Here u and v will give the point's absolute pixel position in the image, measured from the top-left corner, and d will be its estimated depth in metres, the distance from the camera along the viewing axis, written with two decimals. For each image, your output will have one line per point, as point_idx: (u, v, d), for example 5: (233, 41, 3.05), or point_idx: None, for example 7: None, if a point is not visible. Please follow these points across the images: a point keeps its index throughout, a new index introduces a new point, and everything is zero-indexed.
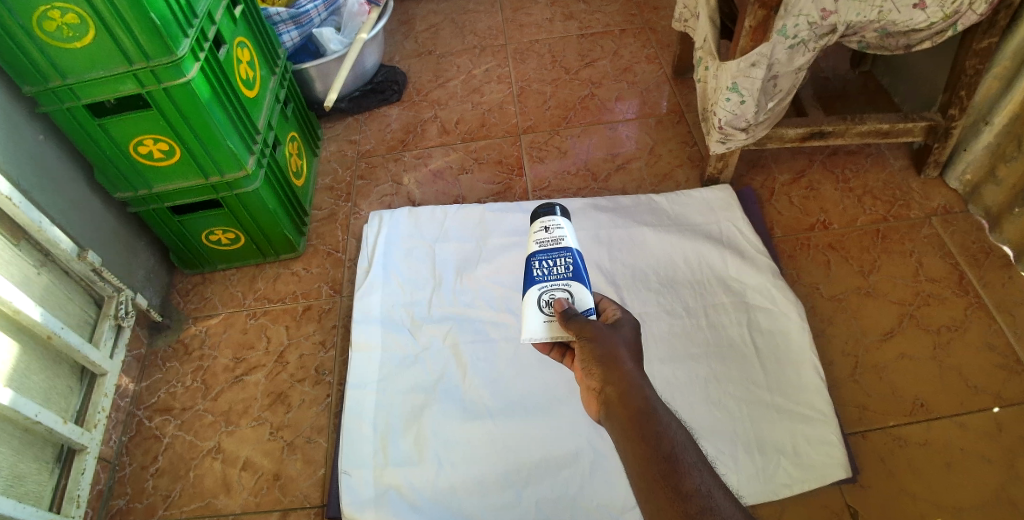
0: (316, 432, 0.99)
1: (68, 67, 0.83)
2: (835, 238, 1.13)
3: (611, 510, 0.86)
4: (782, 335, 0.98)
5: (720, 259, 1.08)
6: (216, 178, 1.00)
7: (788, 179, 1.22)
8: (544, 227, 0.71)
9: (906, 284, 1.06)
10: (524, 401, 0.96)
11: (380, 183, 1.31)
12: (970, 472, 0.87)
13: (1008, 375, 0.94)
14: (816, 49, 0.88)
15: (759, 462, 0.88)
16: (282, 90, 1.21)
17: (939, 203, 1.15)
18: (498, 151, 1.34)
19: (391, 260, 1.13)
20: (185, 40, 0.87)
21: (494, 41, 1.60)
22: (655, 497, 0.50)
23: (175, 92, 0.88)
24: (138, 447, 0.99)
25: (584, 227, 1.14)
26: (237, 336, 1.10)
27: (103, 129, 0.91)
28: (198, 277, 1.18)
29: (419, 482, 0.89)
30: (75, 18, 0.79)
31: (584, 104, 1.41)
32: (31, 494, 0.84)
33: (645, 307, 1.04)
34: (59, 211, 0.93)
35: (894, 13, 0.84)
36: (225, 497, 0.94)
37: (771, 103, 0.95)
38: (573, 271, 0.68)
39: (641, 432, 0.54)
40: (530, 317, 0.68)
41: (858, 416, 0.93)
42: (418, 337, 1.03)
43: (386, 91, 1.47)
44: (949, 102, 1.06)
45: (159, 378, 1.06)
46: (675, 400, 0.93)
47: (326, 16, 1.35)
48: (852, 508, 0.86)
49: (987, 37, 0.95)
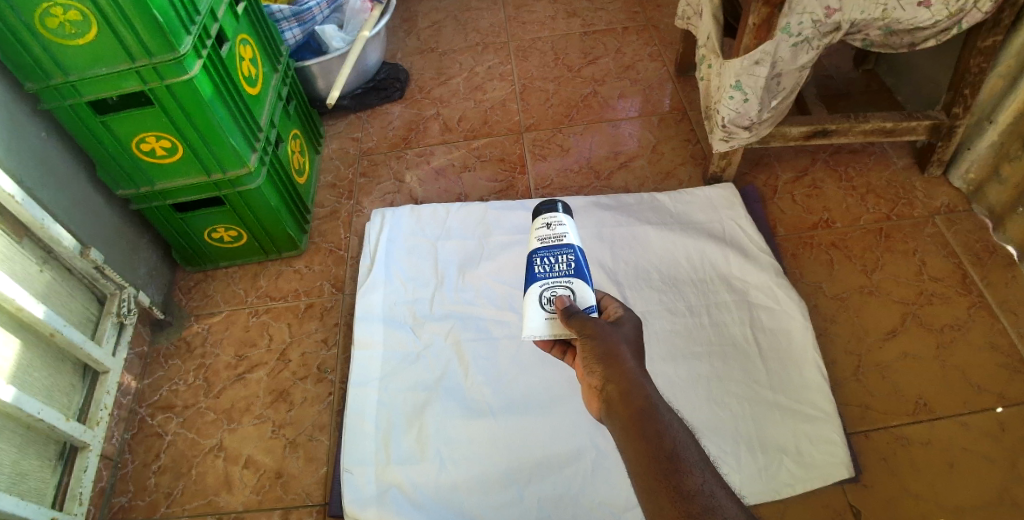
0: (317, 430, 0.99)
1: (71, 63, 0.83)
2: (838, 236, 1.13)
3: (612, 509, 0.86)
4: (784, 333, 0.98)
5: (722, 258, 1.07)
6: (218, 176, 1.00)
7: (791, 177, 1.22)
8: (546, 223, 0.71)
9: (909, 283, 1.05)
10: (525, 400, 0.96)
11: (382, 181, 1.31)
12: (971, 472, 0.87)
13: (1011, 375, 0.94)
14: (819, 47, 0.87)
15: (761, 461, 0.88)
16: (284, 88, 1.20)
17: (942, 202, 1.14)
18: (500, 149, 1.34)
19: (393, 258, 1.13)
20: (187, 37, 0.87)
21: (496, 38, 1.60)
22: (656, 497, 0.50)
23: (177, 89, 0.88)
24: (140, 444, 0.99)
25: (586, 225, 1.14)
26: (239, 334, 1.10)
27: (105, 126, 0.91)
28: (200, 274, 1.18)
29: (421, 481, 0.89)
30: (77, 15, 0.78)
31: (586, 102, 1.41)
32: (33, 491, 0.84)
33: (648, 305, 1.03)
34: (59, 207, 0.93)
35: (898, 11, 0.83)
36: (227, 495, 0.94)
37: (775, 102, 0.94)
38: (575, 269, 0.68)
39: (642, 431, 0.54)
40: (532, 315, 0.68)
41: (861, 416, 0.93)
42: (419, 335, 1.03)
43: (389, 88, 1.47)
44: (952, 101, 1.05)
45: (162, 375, 1.06)
46: (677, 399, 0.93)
47: (328, 14, 1.35)
48: (854, 507, 0.86)
49: (992, 35, 0.94)
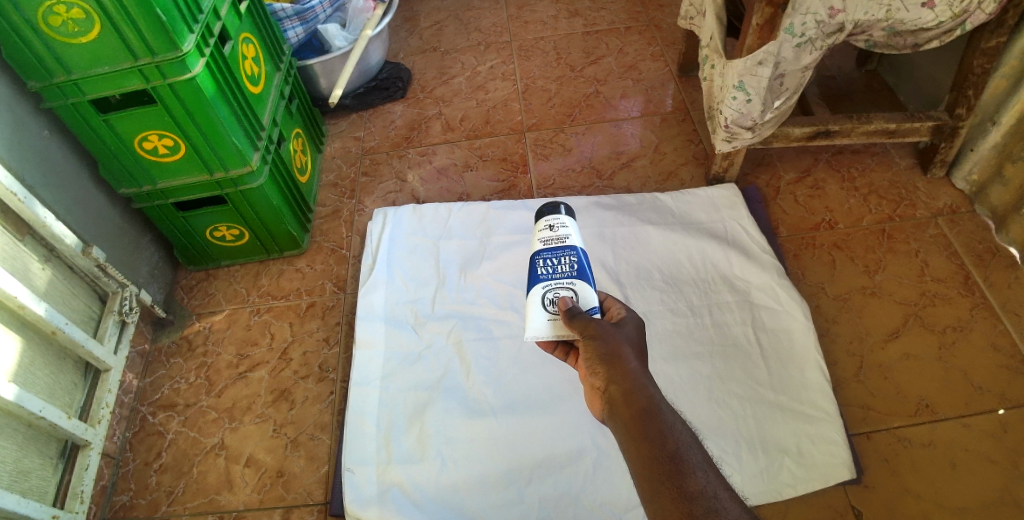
0: (319, 429, 0.99)
1: (74, 62, 0.83)
2: (841, 237, 1.13)
3: (613, 509, 0.86)
4: (786, 334, 0.98)
5: (724, 258, 1.07)
6: (220, 174, 1.00)
7: (793, 178, 1.22)
8: (549, 225, 0.71)
9: (911, 284, 1.05)
10: (527, 400, 0.96)
11: (384, 180, 1.31)
12: (973, 473, 0.87)
13: (1014, 377, 0.94)
14: (822, 48, 0.87)
15: (762, 462, 0.88)
16: (287, 86, 1.21)
17: (945, 203, 1.14)
18: (502, 148, 1.34)
19: (394, 257, 1.12)
20: (190, 36, 0.87)
21: (499, 37, 1.60)
22: (658, 498, 0.50)
23: (181, 88, 0.88)
24: (141, 443, 0.99)
25: (587, 225, 1.13)
26: (241, 332, 1.10)
27: (108, 124, 0.91)
28: (202, 273, 1.18)
29: (422, 480, 0.89)
30: (80, 13, 0.78)
31: (589, 102, 1.41)
32: (35, 489, 0.84)
33: (649, 305, 1.03)
34: (63, 207, 0.93)
35: (902, 12, 0.84)
36: (228, 494, 0.94)
37: (778, 102, 0.94)
38: (578, 270, 0.68)
39: (645, 432, 0.54)
40: (534, 315, 0.68)
41: (863, 417, 0.93)
42: (421, 334, 1.03)
43: (391, 87, 1.47)
44: (955, 101, 1.05)
45: (163, 374, 1.06)
46: (679, 401, 0.93)
47: (331, 12, 1.34)
48: (856, 509, 0.86)
49: (995, 36, 0.94)
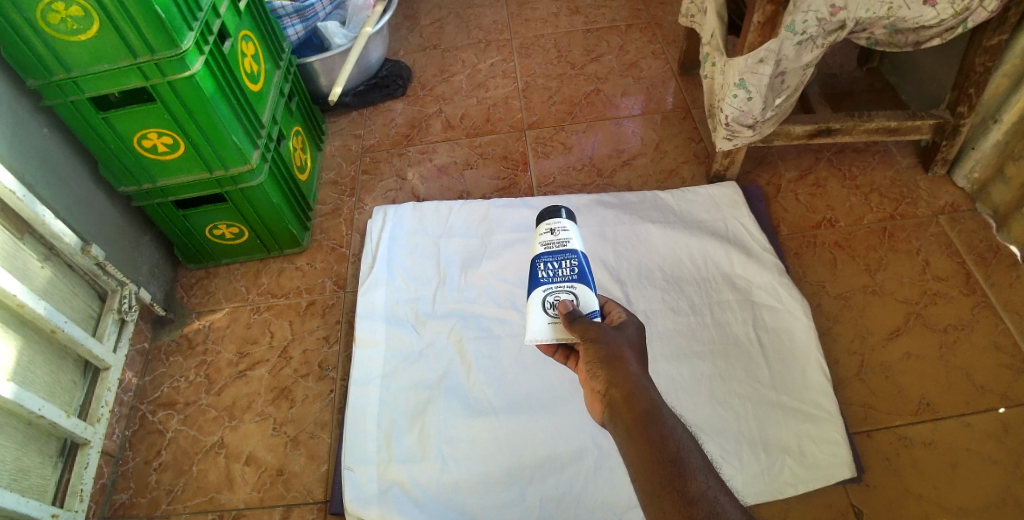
0: (319, 428, 0.98)
1: (73, 60, 0.83)
2: (842, 236, 1.12)
3: (614, 509, 0.86)
4: (787, 333, 0.98)
5: (726, 258, 1.07)
6: (220, 173, 1.00)
7: (794, 177, 1.22)
8: (550, 229, 0.71)
9: (913, 283, 1.05)
10: (528, 400, 0.95)
11: (385, 178, 1.30)
12: (974, 473, 0.87)
13: (1015, 376, 0.94)
14: (824, 46, 0.87)
15: (763, 461, 0.88)
16: (287, 84, 1.20)
17: (946, 201, 1.14)
18: (504, 147, 1.33)
19: (395, 256, 1.12)
20: (190, 33, 0.86)
21: (499, 35, 1.59)
22: (660, 502, 0.50)
23: (181, 86, 0.88)
24: (141, 441, 0.99)
25: (588, 224, 1.13)
26: (241, 331, 1.10)
27: (107, 123, 0.91)
28: (202, 271, 1.18)
29: (423, 479, 0.89)
30: (79, 11, 0.78)
31: (590, 100, 1.41)
32: (34, 488, 0.84)
33: (651, 305, 1.03)
34: (64, 206, 0.93)
35: (903, 9, 0.83)
36: (228, 493, 0.94)
37: (778, 101, 0.94)
38: (578, 273, 0.68)
39: (646, 435, 0.54)
40: (535, 318, 0.68)
41: (864, 416, 0.93)
42: (422, 333, 1.03)
43: (392, 85, 1.47)
44: (956, 99, 1.05)
45: (163, 372, 1.06)
46: (680, 401, 0.93)
47: (331, 10, 1.35)
48: (857, 508, 0.86)
49: (997, 34, 0.94)
